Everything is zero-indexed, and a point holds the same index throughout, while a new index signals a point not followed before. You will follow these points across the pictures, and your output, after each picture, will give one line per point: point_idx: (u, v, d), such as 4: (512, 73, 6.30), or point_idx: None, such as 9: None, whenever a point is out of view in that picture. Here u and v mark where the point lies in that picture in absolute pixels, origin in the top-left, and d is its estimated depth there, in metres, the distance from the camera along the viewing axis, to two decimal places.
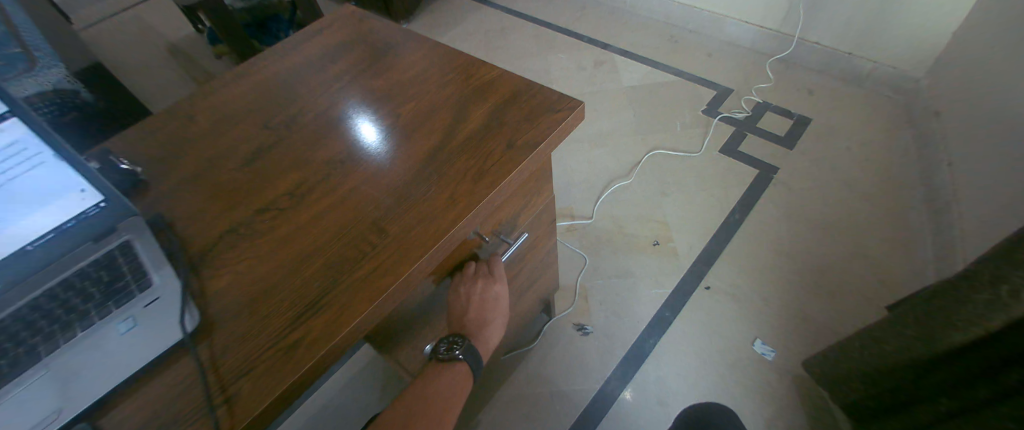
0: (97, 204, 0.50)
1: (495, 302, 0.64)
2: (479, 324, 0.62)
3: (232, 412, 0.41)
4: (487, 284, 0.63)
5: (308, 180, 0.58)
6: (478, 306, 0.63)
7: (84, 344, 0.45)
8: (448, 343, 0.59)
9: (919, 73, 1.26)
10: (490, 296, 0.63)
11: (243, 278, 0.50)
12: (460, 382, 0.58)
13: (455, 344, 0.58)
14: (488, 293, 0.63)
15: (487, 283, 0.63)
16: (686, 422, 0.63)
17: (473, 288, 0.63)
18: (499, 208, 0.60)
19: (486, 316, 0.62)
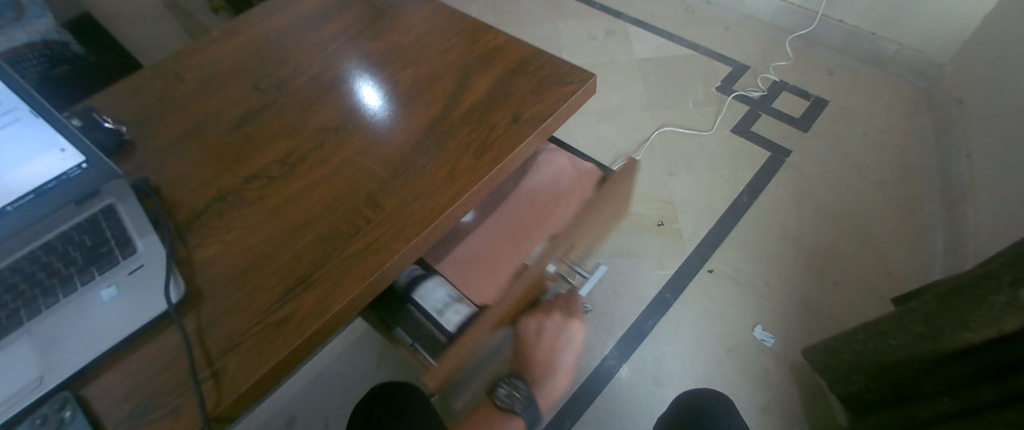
0: (78, 166, 0.48)
1: (563, 345, 0.76)
2: (548, 362, 0.75)
3: (218, 387, 0.40)
4: (561, 324, 0.73)
5: (301, 147, 0.55)
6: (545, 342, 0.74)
7: (66, 310, 0.44)
8: (510, 384, 0.71)
9: (944, 57, 1.20)
10: (561, 338, 0.75)
11: (232, 248, 0.48)
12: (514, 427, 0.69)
13: (515, 385, 0.71)
14: (559, 332, 0.74)
15: (561, 323, 0.73)
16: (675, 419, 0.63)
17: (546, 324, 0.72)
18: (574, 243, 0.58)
19: (555, 355, 0.75)
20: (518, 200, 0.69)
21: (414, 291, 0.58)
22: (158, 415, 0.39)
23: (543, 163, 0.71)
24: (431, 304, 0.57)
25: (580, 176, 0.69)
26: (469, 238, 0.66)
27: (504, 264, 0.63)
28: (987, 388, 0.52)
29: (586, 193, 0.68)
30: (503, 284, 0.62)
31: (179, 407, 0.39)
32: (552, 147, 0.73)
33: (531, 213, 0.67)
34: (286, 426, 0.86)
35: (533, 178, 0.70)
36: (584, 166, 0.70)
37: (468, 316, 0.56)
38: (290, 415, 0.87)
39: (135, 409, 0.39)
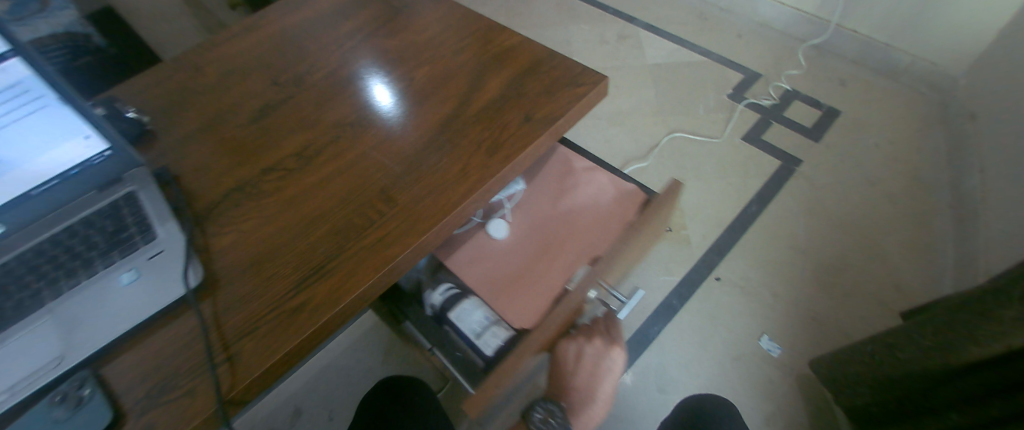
0: (102, 153, 0.49)
1: (605, 373, 0.68)
2: (585, 390, 0.68)
3: (233, 372, 0.41)
4: (602, 349, 0.66)
5: (317, 141, 0.56)
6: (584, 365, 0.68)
7: (88, 292, 0.45)
8: (545, 409, 0.63)
9: (958, 70, 1.20)
10: (603, 365, 0.67)
11: (248, 238, 0.49)
12: None
13: (551, 410, 0.63)
14: (602, 355, 0.66)
15: (603, 347, 0.66)
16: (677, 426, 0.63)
17: (585, 346, 0.66)
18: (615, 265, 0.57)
19: (594, 382, 0.68)
20: (559, 221, 0.69)
21: (451, 313, 0.60)
22: (174, 396, 0.40)
23: (583, 182, 0.71)
24: (468, 326, 0.59)
25: (621, 198, 0.69)
26: (508, 258, 0.66)
27: (545, 282, 0.63)
28: (997, 404, 0.52)
29: (629, 217, 0.67)
30: (543, 305, 0.61)
31: (195, 389, 0.40)
32: (592, 165, 0.73)
33: (572, 232, 0.67)
34: (292, 418, 0.87)
35: (573, 199, 0.70)
36: (625, 186, 0.70)
37: (506, 340, 0.58)
38: (296, 407, 0.88)
39: (152, 389, 0.41)
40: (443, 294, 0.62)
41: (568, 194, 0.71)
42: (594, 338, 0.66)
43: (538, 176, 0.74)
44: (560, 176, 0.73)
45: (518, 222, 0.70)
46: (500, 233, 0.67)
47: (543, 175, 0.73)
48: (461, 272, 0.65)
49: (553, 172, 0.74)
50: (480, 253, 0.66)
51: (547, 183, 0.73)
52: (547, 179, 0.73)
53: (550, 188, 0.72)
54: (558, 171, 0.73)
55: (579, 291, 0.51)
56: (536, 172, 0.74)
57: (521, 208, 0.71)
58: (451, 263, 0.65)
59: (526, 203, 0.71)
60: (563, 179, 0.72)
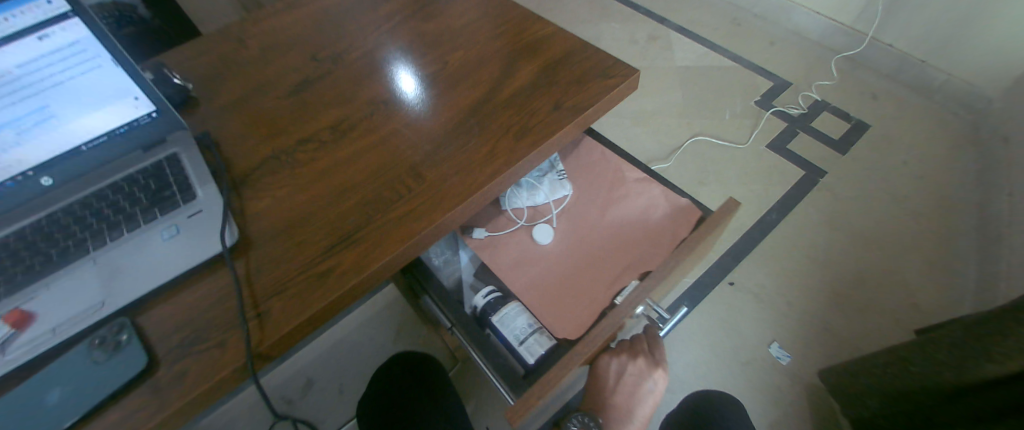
0: (148, 114, 0.52)
1: (644, 397, 0.60)
2: (621, 412, 0.58)
3: (262, 328, 0.43)
4: (644, 368, 0.58)
5: (351, 117, 0.58)
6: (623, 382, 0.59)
7: (129, 244, 0.47)
8: (581, 419, 0.55)
9: (994, 91, 1.17)
10: (643, 387, 0.59)
11: (282, 203, 0.51)
12: None
13: (587, 423, 0.55)
14: (643, 378, 0.58)
15: (646, 368, 0.58)
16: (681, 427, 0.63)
17: (627, 366, 0.59)
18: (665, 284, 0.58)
19: (632, 405, 0.59)
20: (606, 233, 0.68)
21: (495, 318, 0.60)
22: (206, 346, 0.43)
23: (634, 193, 0.69)
24: (511, 331, 0.59)
25: (675, 214, 0.67)
26: (552, 266, 0.66)
27: (592, 296, 0.63)
28: (1009, 420, 0.51)
29: (681, 236, 0.65)
30: (586, 319, 0.61)
31: (226, 341, 0.43)
32: (645, 176, 0.70)
33: (620, 246, 0.67)
34: (303, 389, 0.90)
35: (623, 210, 0.69)
36: (679, 202, 0.67)
37: (548, 350, 0.58)
38: (307, 379, 0.91)
39: (185, 339, 0.43)
40: (487, 296, 0.63)
41: (616, 204, 0.69)
42: (637, 357, 0.59)
43: (587, 183, 0.72)
44: (610, 184, 0.71)
45: (564, 231, 0.69)
46: (545, 239, 0.68)
47: (592, 183, 0.72)
48: (506, 276, 0.65)
49: (602, 179, 0.72)
50: (524, 258, 0.67)
51: (596, 191, 0.71)
52: (597, 187, 0.71)
53: (598, 196, 0.71)
54: (607, 179, 0.72)
55: (625, 308, 0.52)
56: (585, 179, 0.72)
57: (567, 215, 0.70)
58: (497, 267, 0.66)
59: (572, 211, 0.71)
60: (612, 188, 0.71)
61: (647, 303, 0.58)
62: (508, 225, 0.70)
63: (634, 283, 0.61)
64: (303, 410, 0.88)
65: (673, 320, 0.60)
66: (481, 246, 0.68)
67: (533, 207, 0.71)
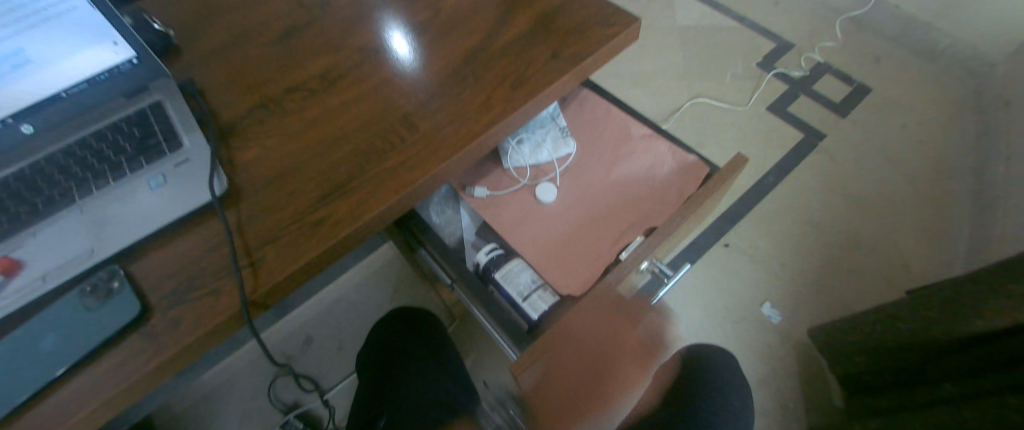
0: (130, 61, 0.50)
1: None
2: None
3: (255, 275, 0.43)
4: None
5: (341, 65, 0.56)
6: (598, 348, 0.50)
7: (116, 193, 0.46)
8: None
9: (998, 56, 1.15)
10: None
11: (271, 154, 0.50)
12: None
13: None
14: None
15: None
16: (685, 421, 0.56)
17: None
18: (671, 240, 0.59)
19: None
20: (609, 190, 0.68)
21: (499, 274, 0.61)
22: (200, 294, 0.42)
23: (640, 150, 0.69)
24: (515, 287, 0.59)
25: (681, 171, 0.66)
26: (554, 223, 0.65)
27: (594, 254, 0.63)
28: (993, 378, 0.52)
29: (687, 192, 0.65)
30: (590, 277, 0.61)
31: (220, 289, 0.42)
32: (652, 132, 0.70)
33: (624, 205, 0.66)
34: (303, 345, 0.92)
35: (628, 168, 0.68)
36: (687, 159, 0.67)
37: (552, 306, 0.58)
38: (307, 335, 0.93)
39: (179, 287, 0.43)
40: (494, 252, 0.64)
41: (620, 163, 0.69)
42: None
43: (591, 141, 0.71)
44: (615, 142, 0.70)
45: (566, 189, 0.68)
46: (549, 197, 0.66)
47: (597, 141, 0.71)
48: (508, 235, 0.65)
49: (607, 138, 0.71)
50: (526, 217, 0.66)
51: (600, 149, 0.70)
52: (601, 145, 0.70)
53: (603, 155, 0.70)
54: (613, 137, 0.71)
55: (631, 262, 0.53)
56: (589, 137, 0.71)
57: (571, 174, 0.69)
58: (498, 225, 0.65)
59: (576, 169, 0.70)
60: (618, 146, 0.70)
61: (651, 258, 0.58)
62: (511, 184, 0.68)
63: (639, 240, 0.61)
64: (303, 366, 0.90)
65: (675, 276, 0.62)
66: (482, 205, 0.66)
67: (536, 165, 0.69)
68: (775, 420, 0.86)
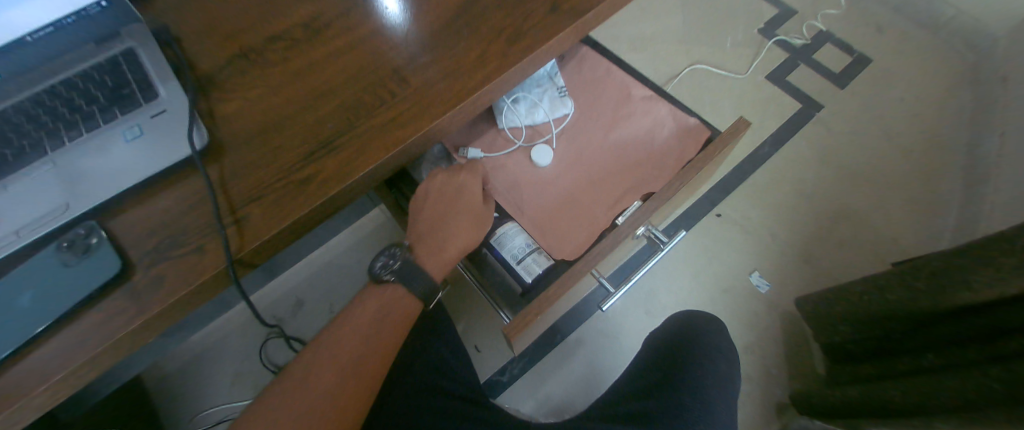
0: (98, 4, 0.44)
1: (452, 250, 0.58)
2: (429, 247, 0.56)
3: (241, 234, 0.42)
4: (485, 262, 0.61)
5: (326, 14, 0.52)
6: (459, 232, 0.57)
7: (88, 146, 0.43)
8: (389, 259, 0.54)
9: (1001, 29, 1.13)
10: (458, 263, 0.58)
11: (254, 107, 0.47)
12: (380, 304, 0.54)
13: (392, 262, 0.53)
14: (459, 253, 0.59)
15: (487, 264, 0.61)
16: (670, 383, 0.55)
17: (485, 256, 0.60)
18: (669, 204, 0.58)
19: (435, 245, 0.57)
20: (605, 152, 0.66)
21: (492, 236, 0.60)
22: (183, 251, 0.41)
23: (639, 112, 0.67)
24: (509, 251, 0.57)
25: (681, 134, 0.65)
26: (549, 187, 0.64)
27: (589, 219, 0.62)
28: (976, 348, 0.55)
29: (687, 158, 0.63)
30: (584, 242, 0.61)
31: (204, 246, 0.41)
32: (652, 94, 0.68)
33: (620, 168, 0.65)
34: (293, 308, 0.91)
35: (626, 130, 0.67)
36: (688, 121, 0.64)
37: (546, 270, 0.57)
38: (297, 298, 0.92)
39: (160, 244, 0.41)
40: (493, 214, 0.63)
41: (618, 125, 0.67)
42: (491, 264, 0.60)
43: (590, 102, 0.69)
44: (614, 104, 0.68)
45: (561, 152, 0.67)
46: (544, 161, 0.65)
47: (595, 103, 0.69)
48: (501, 198, 0.64)
49: (606, 99, 0.69)
50: (522, 180, 0.65)
51: (598, 111, 0.68)
52: (599, 107, 0.69)
53: (600, 117, 0.68)
54: (612, 98, 0.69)
55: (628, 227, 0.52)
56: (587, 98, 0.69)
57: (567, 137, 0.68)
58: (491, 188, 0.64)
59: (572, 130, 0.68)
60: (617, 108, 0.68)
61: (647, 223, 0.58)
62: (506, 146, 0.67)
63: (636, 204, 0.60)
64: (294, 328, 0.90)
65: (670, 242, 0.62)
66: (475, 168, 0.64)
67: (531, 127, 0.68)
68: (758, 385, 0.89)
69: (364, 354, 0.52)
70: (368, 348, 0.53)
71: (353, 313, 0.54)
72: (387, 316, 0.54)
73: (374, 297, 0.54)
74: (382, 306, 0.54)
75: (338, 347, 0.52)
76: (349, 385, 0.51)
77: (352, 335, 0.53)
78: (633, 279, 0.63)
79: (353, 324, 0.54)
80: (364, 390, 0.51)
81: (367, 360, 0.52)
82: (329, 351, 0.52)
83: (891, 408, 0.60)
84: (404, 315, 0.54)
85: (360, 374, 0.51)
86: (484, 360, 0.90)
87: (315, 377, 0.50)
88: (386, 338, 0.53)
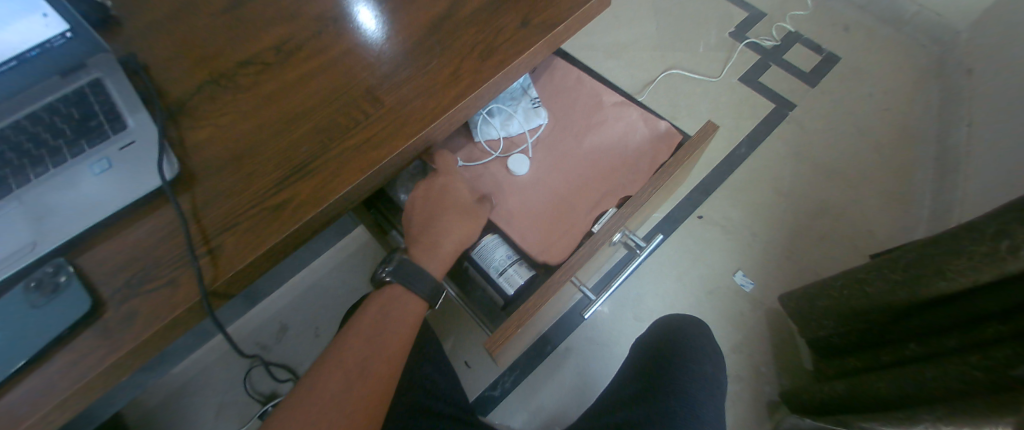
0: (63, 35, 0.44)
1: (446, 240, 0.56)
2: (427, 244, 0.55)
3: (215, 264, 0.41)
4: (473, 276, 0.60)
5: (296, 36, 0.52)
6: (453, 228, 0.57)
7: (56, 182, 0.42)
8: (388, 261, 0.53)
9: (961, 24, 1.17)
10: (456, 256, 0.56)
11: (224, 133, 0.47)
12: (382, 306, 0.52)
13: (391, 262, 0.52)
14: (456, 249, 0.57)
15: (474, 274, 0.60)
16: (652, 392, 0.55)
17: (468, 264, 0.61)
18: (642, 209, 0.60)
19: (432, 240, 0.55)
20: (582, 159, 0.67)
21: (473, 248, 0.59)
22: (155, 285, 0.40)
23: (612, 118, 0.68)
24: (490, 263, 0.57)
25: (653, 137, 0.66)
26: (529, 196, 0.64)
27: (571, 226, 0.62)
28: (954, 336, 0.56)
29: (660, 161, 0.64)
30: (570, 248, 0.61)
31: (177, 279, 0.40)
32: (622, 99, 0.69)
33: (597, 173, 0.66)
34: (278, 333, 0.90)
35: (600, 136, 0.67)
36: (659, 126, 0.65)
37: (527, 280, 0.56)
38: (282, 323, 0.91)
39: (131, 279, 0.40)
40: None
41: (593, 131, 0.68)
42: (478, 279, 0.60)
43: (564, 110, 0.70)
44: (586, 111, 0.69)
45: (539, 161, 0.67)
46: (521, 170, 0.66)
47: (569, 111, 0.70)
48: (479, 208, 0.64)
49: (579, 107, 0.70)
50: (500, 189, 0.65)
51: (572, 120, 0.69)
52: (573, 115, 0.70)
53: (574, 125, 0.69)
54: (584, 105, 0.70)
55: (606, 234, 0.53)
56: (560, 107, 0.70)
57: (544, 146, 0.68)
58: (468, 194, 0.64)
59: (548, 139, 0.69)
60: (590, 114, 0.69)
61: (625, 228, 0.58)
62: (483, 156, 0.67)
63: (612, 212, 0.61)
64: (279, 354, 0.89)
65: (647, 247, 0.63)
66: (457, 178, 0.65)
67: (507, 138, 0.68)
68: (748, 384, 0.89)
69: (368, 362, 0.50)
70: (372, 358, 0.50)
71: (355, 322, 0.52)
72: (391, 323, 0.51)
73: (377, 301, 0.52)
74: (384, 309, 0.52)
75: (340, 358, 0.49)
76: (356, 397, 0.48)
77: (358, 339, 0.51)
78: (613, 286, 0.64)
79: (356, 333, 0.51)
80: (372, 400, 0.48)
81: (374, 370, 0.49)
82: (332, 361, 0.49)
83: (876, 399, 0.61)
84: (408, 322, 0.52)
85: (368, 385, 0.49)
86: (475, 376, 0.90)
87: (321, 390, 0.47)
88: (391, 345, 0.51)
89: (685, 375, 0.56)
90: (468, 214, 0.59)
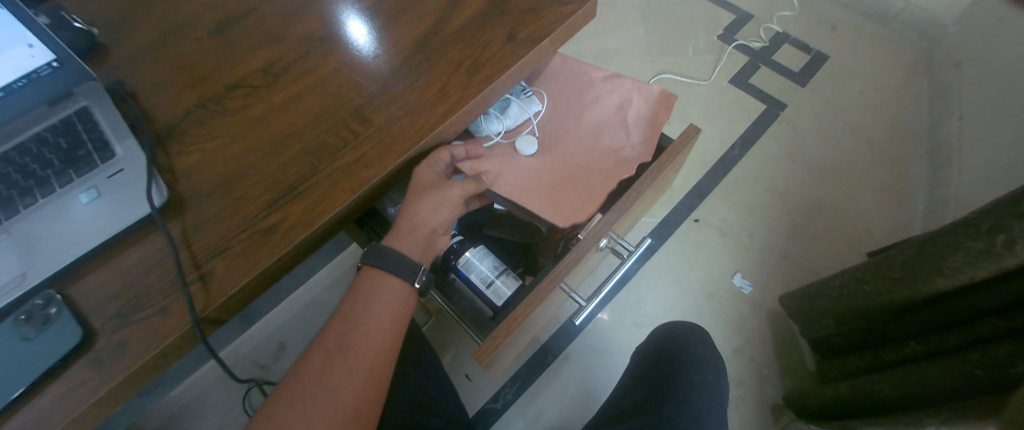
0: (49, 64, 0.44)
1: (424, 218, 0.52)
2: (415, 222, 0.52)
3: (206, 289, 0.41)
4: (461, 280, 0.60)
5: (284, 58, 0.52)
6: (415, 212, 0.52)
7: (42, 213, 0.42)
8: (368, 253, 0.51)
9: (948, 18, 1.17)
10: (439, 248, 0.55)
11: (214, 158, 0.47)
12: (371, 282, 0.50)
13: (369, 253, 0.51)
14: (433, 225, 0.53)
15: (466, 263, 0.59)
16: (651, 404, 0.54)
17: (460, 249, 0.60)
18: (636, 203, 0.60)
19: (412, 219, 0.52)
20: (585, 136, 0.67)
21: (458, 261, 0.59)
22: (146, 315, 0.40)
23: (604, 93, 0.69)
24: (478, 275, 0.58)
25: (649, 104, 0.67)
26: (539, 176, 0.63)
27: (589, 195, 0.62)
28: (954, 333, 0.56)
29: (661, 121, 0.66)
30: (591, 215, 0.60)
31: (167, 308, 0.40)
32: (610, 73, 0.70)
33: (600, 144, 0.66)
34: (276, 352, 0.89)
35: (597, 111, 0.68)
36: (651, 92, 0.67)
37: (515, 291, 0.58)
38: (280, 342, 0.90)
39: (122, 309, 0.40)
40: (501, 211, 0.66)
41: (590, 109, 0.68)
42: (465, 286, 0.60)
43: (556, 95, 0.70)
44: (578, 91, 0.70)
45: (544, 141, 0.66)
46: (529, 149, 0.64)
47: (562, 94, 0.70)
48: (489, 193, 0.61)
49: (571, 89, 0.70)
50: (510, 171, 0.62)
51: (567, 101, 0.69)
52: (567, 97, 0.70)
53: (570, 106, 0.69)
54: (575, 85, 0.70)
55: (592, 239, 0.55)
56: (553, 92, 0.70)
57: (545, 134, 0.67)
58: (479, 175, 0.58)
59: (549, 122, 0.68)
60: (583, 94, 0.69)
61: (609, 234, 0.59)
62: (487, 138, 0.65)
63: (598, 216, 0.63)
64: (278, 373, 0.88)
65: (636, 250, 0.63)
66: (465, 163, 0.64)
67: (507, 130, 0.66)
68: (752, 388, 0.89)
69: (354, 338, 0.46)
70: (360, 336, 0.47)
71: (346, 300, 0.49)
72: (381, 302, 0.49)
73: (367, 279, 0.50)
74: (373, 290, 0.49)
75: (328, 336, 0.47)
76: (348, 376, 0.45)
77: (347, 315, 0.48)
78: (603, 290, 0.65)
79: (343, 313, 0.48)
80: (360, 380, 0.45)
81: (359, 347, 0.46)
82: (320, 340, 0.47)
83: (878, 401, 0.60)
84: (392, 304, 0.49)
85: (355, 363, 0.45)
86: (476, 389, 0.89)
87: (307, 367, 0.45)
88: (381, 323, 0.48)
89: (686, 383, 0.55)
90: (429, 192, 0.52)
